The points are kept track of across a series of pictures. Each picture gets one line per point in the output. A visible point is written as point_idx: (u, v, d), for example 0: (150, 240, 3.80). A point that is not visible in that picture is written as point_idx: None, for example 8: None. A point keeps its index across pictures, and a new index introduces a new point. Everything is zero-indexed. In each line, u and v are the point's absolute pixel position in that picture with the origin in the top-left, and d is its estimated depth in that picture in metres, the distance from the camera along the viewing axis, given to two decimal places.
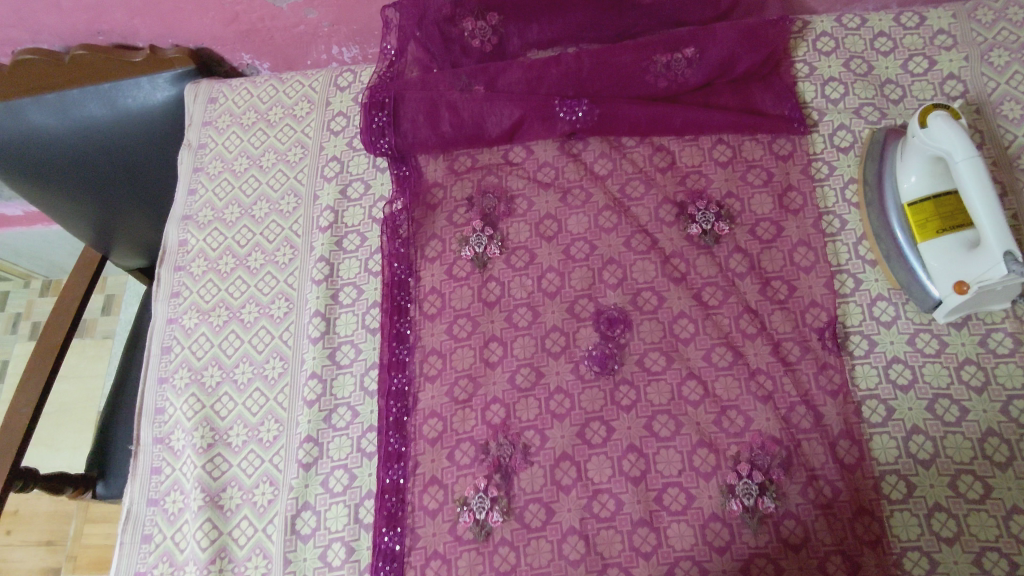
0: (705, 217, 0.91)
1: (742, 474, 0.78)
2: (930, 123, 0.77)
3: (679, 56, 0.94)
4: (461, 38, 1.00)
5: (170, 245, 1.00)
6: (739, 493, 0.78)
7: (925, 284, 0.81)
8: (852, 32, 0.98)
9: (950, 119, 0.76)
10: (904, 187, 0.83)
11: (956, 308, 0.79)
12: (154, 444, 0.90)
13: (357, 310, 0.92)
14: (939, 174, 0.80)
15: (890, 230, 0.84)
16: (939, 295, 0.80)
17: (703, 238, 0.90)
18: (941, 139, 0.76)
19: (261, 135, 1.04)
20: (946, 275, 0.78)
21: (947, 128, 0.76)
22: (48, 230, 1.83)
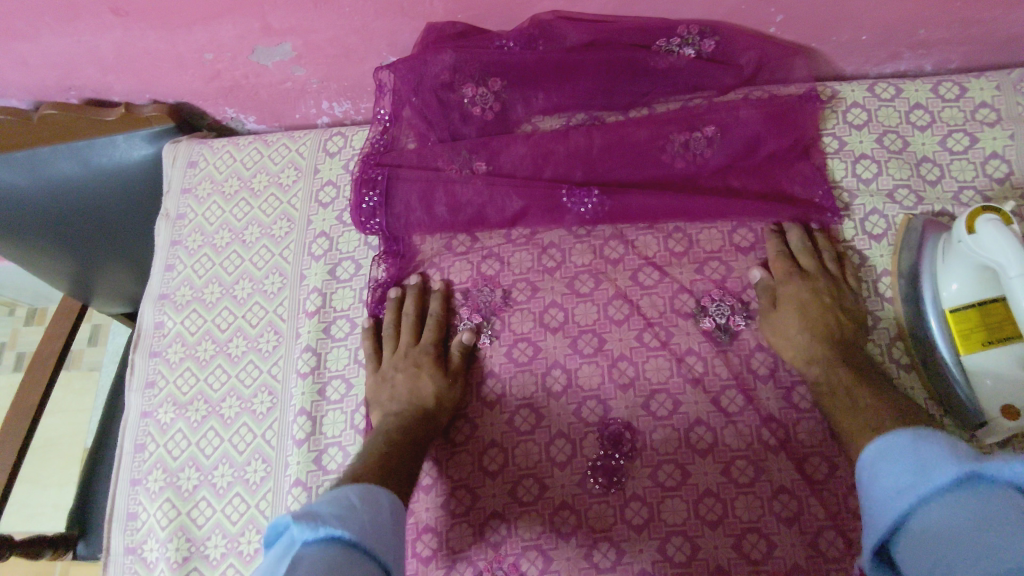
0: (718, 309, 0.84)
1: None
2: (978, 229, 0.69)
3: (698, 135, 0.88)
4: (462, 105, 0.93)
5: (147, 328, 0.94)
6: None
7: (969, 401, 0.74)
8: (886, 103, 0.91)
9: (1004, 227, 0.68)
10: (945, 294, 0.75)
11: (1004, 431, 0.72)
12: (126, 554, 0.84)
13: (345, 407, 0.85)
14: (988, 282, 0.72)
15: (928, 335, 0.77)
16: (984, 415, 0.73)
17: (719, 335, 0.83)
18: (990, 251, 0.68)
19: (243, 206, 0.98)
20: (994, 395, 0.72)
21: (996, 237, 0.68)
22: None
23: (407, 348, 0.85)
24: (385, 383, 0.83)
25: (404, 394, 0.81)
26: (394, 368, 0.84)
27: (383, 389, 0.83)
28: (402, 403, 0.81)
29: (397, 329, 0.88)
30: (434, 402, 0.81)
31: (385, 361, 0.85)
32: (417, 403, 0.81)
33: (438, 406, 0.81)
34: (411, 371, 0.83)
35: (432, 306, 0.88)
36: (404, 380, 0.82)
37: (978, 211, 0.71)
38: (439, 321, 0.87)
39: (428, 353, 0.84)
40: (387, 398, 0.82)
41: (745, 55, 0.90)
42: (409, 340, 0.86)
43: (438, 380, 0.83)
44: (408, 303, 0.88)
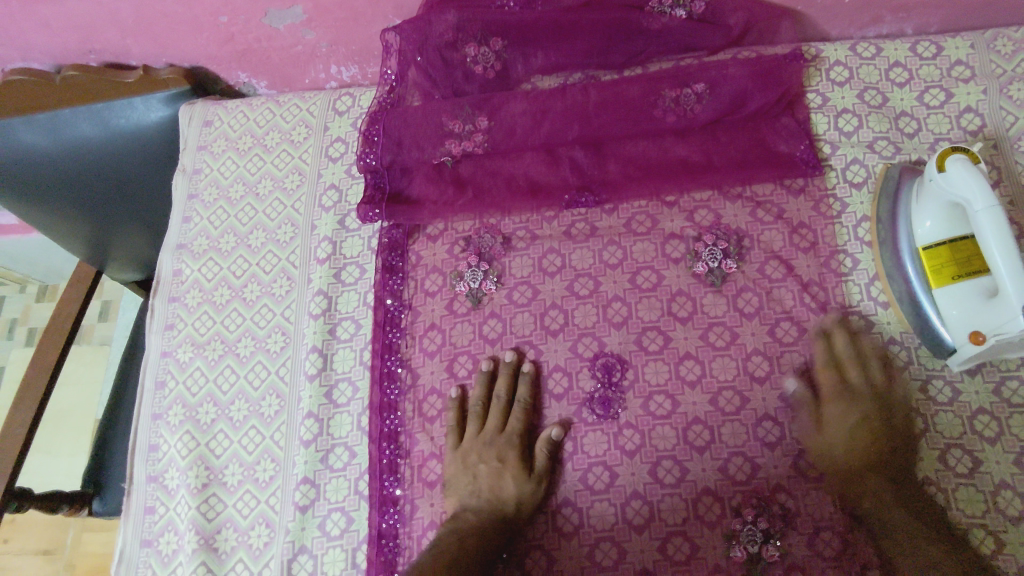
0: (712, 254, 0.89)
1: (747, 520, 0.77)
2: (948, 167, 0.75)
3: (689, 91, 0.93)
4: (464, 64, 0.97)
5: (165, 275, 1.00)
6: (744, 540, 0.77)
7: (937, 329, 0.79)
8: (866, 61, 0.96)
9: (964, 164, 0.73)
10: (919, 231, 0.80)
11: (969, 358, 0.77)
12: (148, 482, 0.89)
13: (354, 346, 0.91)
14: (958, 219, 0.77)
15: (902, 271, 0.82)
16: (952, 343, 0.77)
17: (709, 276, 0.88)
18: (954, 185, 0.74)
19: (257, 161, 1.03)
20: (961, 323, 0.76)
21: (955, 170, 0.73)
22: (24, 239, 1.73)
23: (487, 436, 0.84)
24: (468, 471, 0.82)
25: (486, 491, 0.80)
26: (478, 454, 0.82)
27: (460, 477, 0.82)
28: (482, 502, 0.80)
29: (485, 406, 0.86)
30: (514, 506, 0.80)
31: (466, 441, 0.84)
32: (498, 505, 0.79)
33: (518, 513, 0.80)
34: (493, 464, 0.82)
35: (519, 390, 0.85)
36: (487, 474, 0.81)
37: (948, 151, 0.76)
38: (526, 407, 0.85)
39: (513, 446, 0.83)
40: (463, 491, 0.81)
41: (734, 16, 0.95)
42: (498, 425, 0.84)
43: (523, 484, 0.81)
44: (498, 384, 0.86)
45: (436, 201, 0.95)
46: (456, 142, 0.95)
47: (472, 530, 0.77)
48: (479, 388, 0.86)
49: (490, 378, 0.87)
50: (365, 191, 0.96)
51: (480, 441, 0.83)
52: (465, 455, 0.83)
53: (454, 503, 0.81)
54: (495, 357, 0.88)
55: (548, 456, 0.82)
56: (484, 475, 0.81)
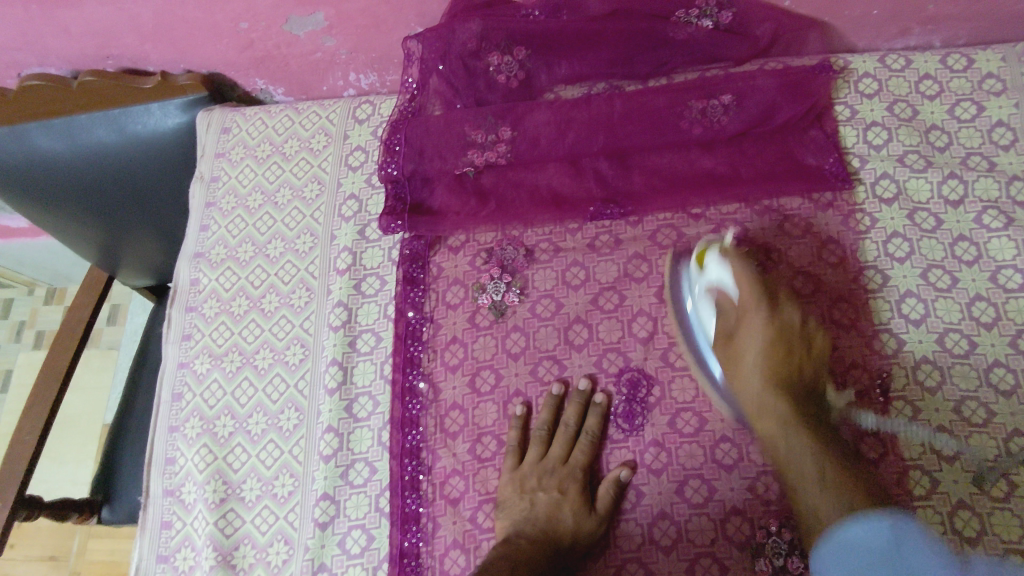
0: None
1: (770, 532, 0.76)
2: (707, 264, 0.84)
3: (715, 103, 0.92)
4: (487, 73, 0.96)
5: (182, 284, 0.98)
6: (768, 552, 0.76)
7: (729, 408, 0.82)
8: (896, 73, 0.95)
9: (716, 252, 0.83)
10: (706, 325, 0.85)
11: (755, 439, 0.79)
12: (164, 497, 0.88)
13: (375, 358, 0.89)
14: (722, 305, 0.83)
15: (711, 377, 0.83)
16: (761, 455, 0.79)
17: None
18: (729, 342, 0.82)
19: (276, 169, 1.02)
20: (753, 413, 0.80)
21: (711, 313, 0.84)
22: (36, 242, 1.72)
23: (550, 464, 0.81)
24: (523, 496, 0.79)
25: (543, 517, 0.78)
26: (538, 481, 0.80)
27: (517, 502, 0.79)
28: (537, 529, 0.76)
29: (548, 432, 0.83)
30: (570, 539, 0.77)
31: (526, 464, 0.82)
32: (554, 534, 0.77)
33: (573, 547, 0.77)
34: (554, 493, 0.79)
35: (588, 422, 0.83)
36: (546, 502, 0.79)
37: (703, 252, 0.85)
38: (594, 440, 0.82)
39: (576, 478, 0.80)
40: (517, 516, 0.78)
41: (762, 26, 0.94)
42: (561, 455, 0.82)
43: (583, 517, 0.78)
44: (567, 411, 0.84)
45: (459, 212, 0.94)
46: (478, 153, 0.94)
47: (527, 555, 0.73)
48: (544, 413, 0.84)
49: (559, 403, 0.85)
50: (386, 201, 0.95)
51: (541, 468, 0.81)
52: (522, 478, 0.81)
53: (506, 528, 0.77)
54: (566, 381, 0.86)
55: (613, 495, 0.79)
56: (543, 503, 0.79)
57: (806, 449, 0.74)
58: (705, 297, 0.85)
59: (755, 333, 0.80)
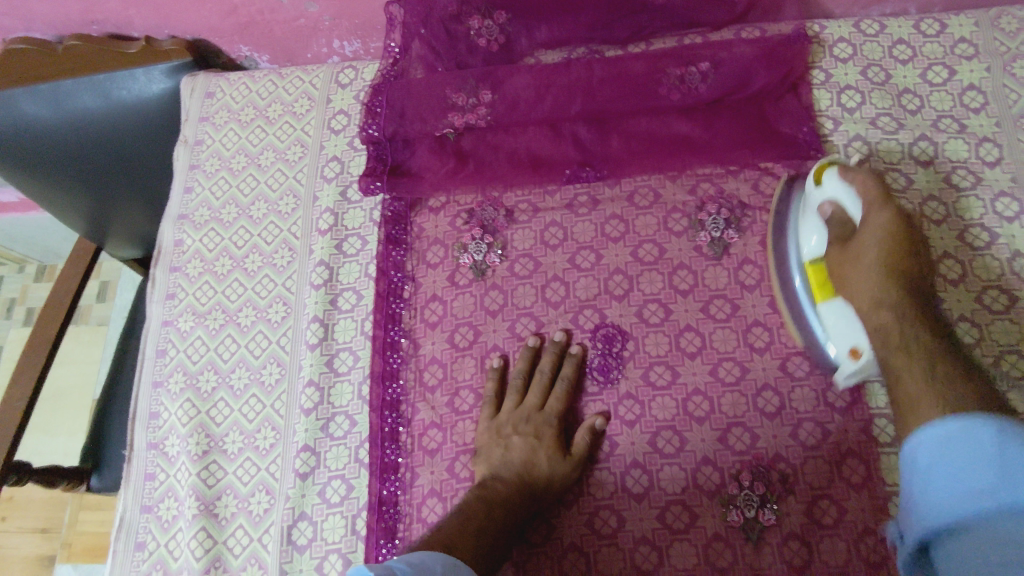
0: (715, 222, 0.89)
1: (743, 484, 0.78)
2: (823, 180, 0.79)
3: (694, 71, 0.93)
4: (468, 37, 0.98)
5: (166, 245, 1.00)
6: (740, 504, 0.77)
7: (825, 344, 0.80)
8: (870, 38, 0.97)
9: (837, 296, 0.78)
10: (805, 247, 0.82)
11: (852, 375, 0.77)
12: (148, 449, 0.89)
13: (356, 316, 0.91)
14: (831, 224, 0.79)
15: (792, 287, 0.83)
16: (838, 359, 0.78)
17: (713, 245, 0.88)
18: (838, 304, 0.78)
19: (259, 133, 1.03)
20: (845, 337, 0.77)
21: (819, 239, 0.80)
22: (25, 217, 1.73)
23: (525, 411, 0.83)
24: (500, 441, 0.80)
25: (517, 463, 0.79)
26: (514, 428, 0.81)
27: (492, 447, 0.80)
28: (512, 473, 0.78)
29: (524, 381, 0.85)
30: (545, 484, 0.78)
31: (501, 413, 0.83)
32: (529, 479, 0.78)
33: (547, 491, 0.78)
34: (529, 439, 0.80)
35: (563, 369, 0.84)
36: (522, 448, 0.80)
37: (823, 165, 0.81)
38: (570, 389, 0.84)
39: (550, 425, 0.82)
40: (494, 460, 0.79)
41: None
42: (537, 403, 0.83)
43: (557, 463, 0.79)
44: (544, 361, 0.85)
45: (438, 172, 0.95)
46: (458, 115, 0.95)
47: (502, 501, 0.75)
48: (520, 362, 0.85)
49: (535, 353, 0.86)
50: (367, 162, 0.97)
51: (517, 416, 0.82)
52: (499, 427, 0.82)
53: (483, 474, 0.79)
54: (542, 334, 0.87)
55: (588, 442, 0.81)
56: (519, 451, 0.80)
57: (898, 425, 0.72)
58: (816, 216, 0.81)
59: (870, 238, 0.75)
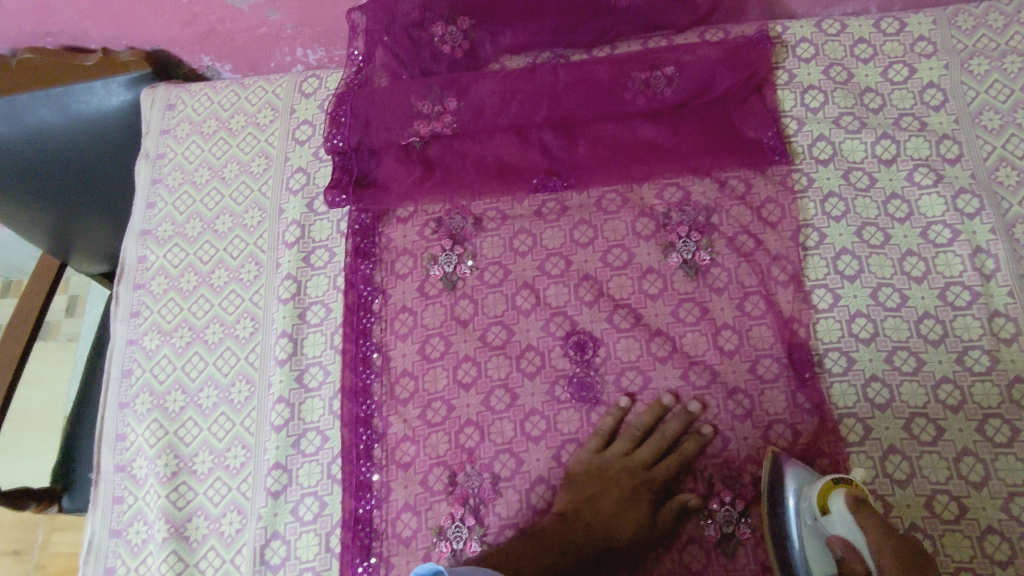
0: (685, 246, 0.89)
1: (724, 500, 0.78)
2: (830, 507, 0.71)
3: (658, 74, 0.93)
4: (432, 43, 0.98)
5: (129, 262, 0.98)
6: (718, 520, 0.78)
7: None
8: (832, 38, 0.97)
9: (845, 496, 0.70)
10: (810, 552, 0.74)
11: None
12: (116, 472, 0.87)
13: (325, 330, 0.90)
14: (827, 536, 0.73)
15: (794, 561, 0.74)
16: None
17: (682, 267, 0.88)
18: (834, 511, 0.71)
19: (222, 145, 1.01)
20: None
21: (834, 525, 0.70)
22: None
23: (630, 463, 0.81)
24: (596, 482, 0.80)
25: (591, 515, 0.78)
26: (607, 477, 0.80)
27: (581, 488, 0.80)
28: (583, 522, 0.77)
29: (645, 432, 0.82)
30: (617, 539, 0.77)
31: (609, 456, 0.81)
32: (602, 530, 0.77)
33: (624, 544, 0.77)
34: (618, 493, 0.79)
35: (686, 445, 0.80)
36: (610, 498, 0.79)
37: (829, 483, 0.72)
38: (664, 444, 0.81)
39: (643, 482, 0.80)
40: (580, 496, 0.79)
41: None
42: (646, 459, 0.81)
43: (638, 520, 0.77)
44: (670, 422, 0.81)
45: (405, 182, 0.94)
46: (424, 124, 0.94)
47: (559, 547, 0.75)
48: (647, 414, 0.82)
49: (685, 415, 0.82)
50: (333, 174, 0.96)
51: (625, 465, 0.81)
52: (601, 468, 0.81)
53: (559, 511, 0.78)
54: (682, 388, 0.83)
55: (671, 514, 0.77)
56: (616, 496, 0.80)
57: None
58: (814, 514, 0.73)
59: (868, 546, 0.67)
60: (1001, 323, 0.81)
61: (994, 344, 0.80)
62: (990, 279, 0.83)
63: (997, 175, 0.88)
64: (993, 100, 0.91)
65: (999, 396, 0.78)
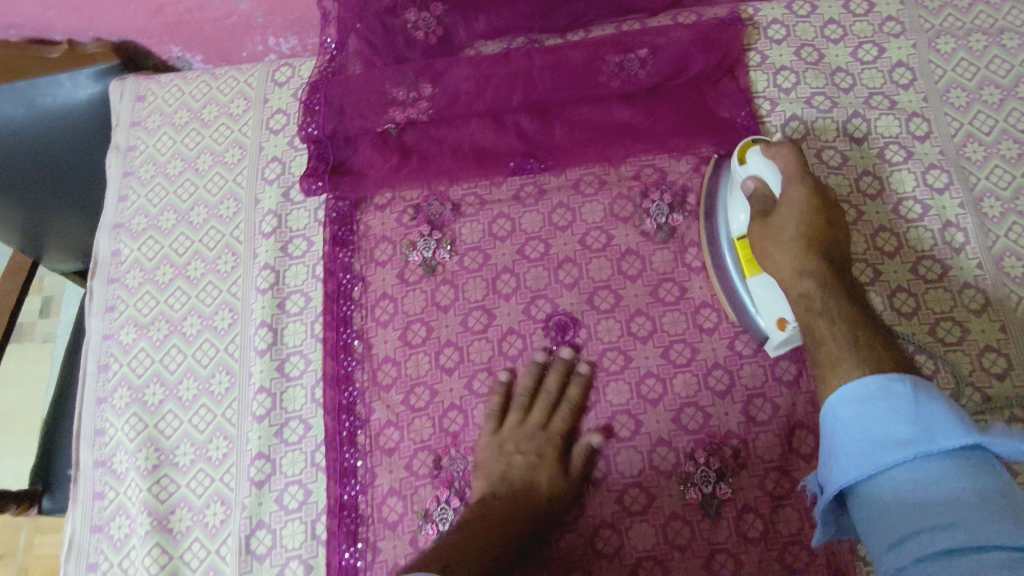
0: (659, 209, 0.90)
1: (699, 462, 0.79)
2: (748, 159, 0.81)
3: (632, 57, 0.94)
4: (405, 30, 0.98)
5: (103, 256, 0.96)
6: (697, 482, 0.79)
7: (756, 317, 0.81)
8: (803, 20, 0.99)
9: (763, 152, 0.79)
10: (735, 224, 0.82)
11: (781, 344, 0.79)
12: (95, 468, 0.86)
13: (305, 319, 0.89)
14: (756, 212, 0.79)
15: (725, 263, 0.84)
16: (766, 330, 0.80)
17: (658, 233, 0.89)
18: (764, 287, 0.79)
19: (194, 136, 1.00)
20: (772, 309, 0.78)
21: (746, 214, 0.80)
22: None
23: (529, 429, 0.82)
24: (502, 458, 0.80)
25: (518, 483, 0.78)
26: (515, 445, 0.81)
27: (493, 463, 0.80)
28: (510, 490, 0.78)
29: (530, 398, 0.84)
30: (544, 500, 0.78)
31: (506, 428, 0.82)
32: (528, 497, 0.78)
33: (549, 506, 0.78)
34: (531, 458, 0.80)
35: (571, 390, 0.83)
36: (522, 466, 0.79)
37: (746, 144, 0.83)
38: (574, 407, 0.82)
39: (553, 442, 0.81)
40: (494, 476, 0.79)
41: None
42: (542, 421, 0.83)
43: (557, 478, 0.79)
44: (549, 379, 0.84)
45: (382, 168, 0.93)
46: (399, 110, 0.94)
47: (496, 517, 0.75)
48: (526, 378, 0.84)
49: (542, 368, 0.85)
50: (308, 162, 0.95)
51: (522, 434, 0.81)
52: (501, 442, 0.81)
53: (482, 490, 0.78)
54: (550, 349, 0.86)
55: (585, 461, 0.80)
56: (523, 463, 0.80)
57: (836, 304, 0.70)
58: (739, 192, 0.81)
59: (795, 206, 0.75)
60: (972, 294, 0.83)
61: (964, 315, 0.82)
62: (960, 252, 0.85)
63: (966, 150, 0.90)
64: (961, 77, 0.93)
65: (970, 365, 0.80)
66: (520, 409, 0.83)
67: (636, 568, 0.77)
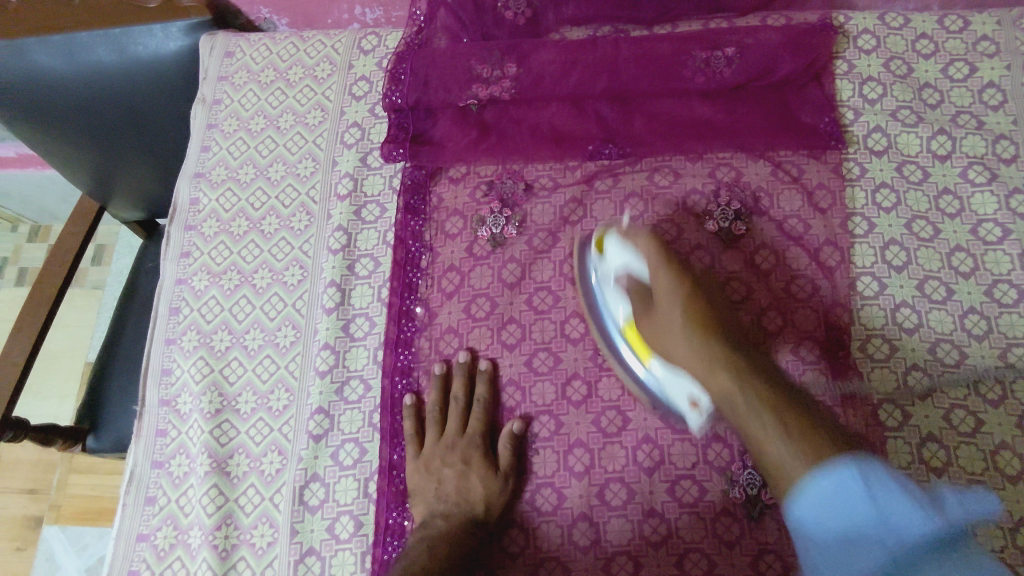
0: (723, 213, 0.90)
1: (747, 464, 0.79)
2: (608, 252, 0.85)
3: (719, 54, 0.93)
4: (494, 9, 0.99)
5: (182, 203, 0.99)
6: (742, 482, 0.78)
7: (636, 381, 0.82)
8: (894, 32, 0.97)
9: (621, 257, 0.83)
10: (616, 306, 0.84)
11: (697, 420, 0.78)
12: (160, 406, 0.89)
13: (373, 283, 0.91)
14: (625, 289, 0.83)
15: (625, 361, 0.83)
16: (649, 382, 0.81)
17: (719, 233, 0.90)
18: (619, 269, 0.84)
19: (279, 95, 1.02)
20: (677, 387, 0.78)
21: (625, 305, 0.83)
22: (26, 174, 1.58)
23: (449, 439, 0.83)
24: (431, 477, 0.81)
25: (454, 495, 0.79)
26: (441, 459, 0.82)
27: (425, 485, 0.81)
28: (450, 505, 0.79)
29: (442, 410, 0.85)
30: (484, 506, 0.79)
31: (426, 447, 0.83)
32: (466, 507, 0.78)
33: (489, 512, 0.79)
34: (459, 467, 0.81)
35: (477, 391, 0.85)
36: (452, 477, 0.81)
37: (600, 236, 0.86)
38: (485, 405, 0.84)
39: (477, 444, 0.83)
40: (429, 498, 0.79)
41: None
42: (458, 428, 0.84)
43: (489, 480, 0.80)
44: (454, 386, 0.85)
45: (461, 142, 0.95)
46: (483, 86, 0.94)
47: (445, 532, 0.75)
48: (434, 393, 0.85)
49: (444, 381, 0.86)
50: (388, 129, 0.97)
51: (444, 447, 0.83)
52: (427, 462, 0.82)
53: (423, 514, 0.79)
54: (447, 361, 0.87)
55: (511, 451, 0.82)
56: (451, 479, 0.81)
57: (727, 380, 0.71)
58: (612, 284, 0.84)
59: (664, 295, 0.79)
60: None
61: None
62: None
63: None
64: None
65: None
66: (433, 432, 0.84)
67: (683, 559, 0.77)
